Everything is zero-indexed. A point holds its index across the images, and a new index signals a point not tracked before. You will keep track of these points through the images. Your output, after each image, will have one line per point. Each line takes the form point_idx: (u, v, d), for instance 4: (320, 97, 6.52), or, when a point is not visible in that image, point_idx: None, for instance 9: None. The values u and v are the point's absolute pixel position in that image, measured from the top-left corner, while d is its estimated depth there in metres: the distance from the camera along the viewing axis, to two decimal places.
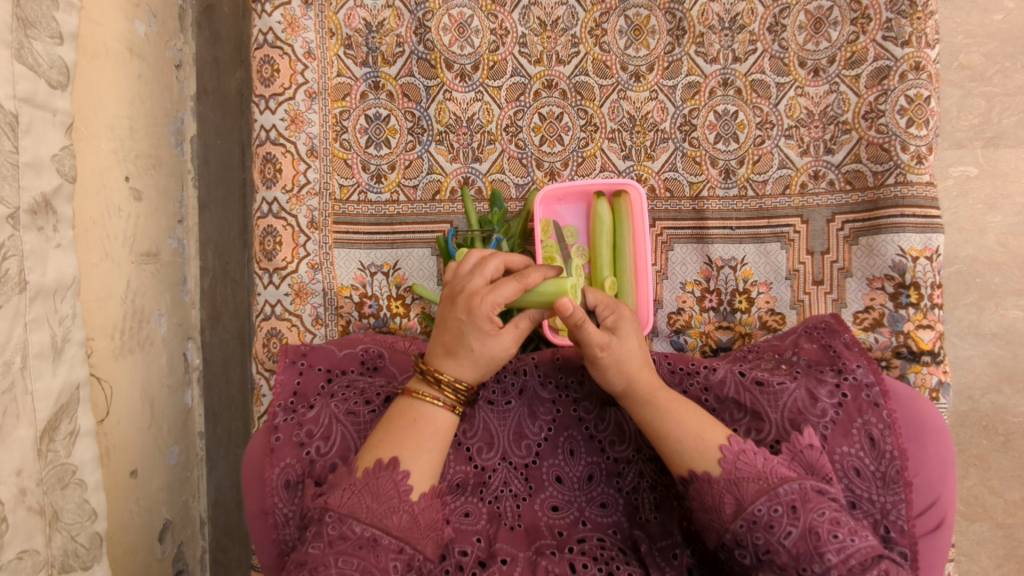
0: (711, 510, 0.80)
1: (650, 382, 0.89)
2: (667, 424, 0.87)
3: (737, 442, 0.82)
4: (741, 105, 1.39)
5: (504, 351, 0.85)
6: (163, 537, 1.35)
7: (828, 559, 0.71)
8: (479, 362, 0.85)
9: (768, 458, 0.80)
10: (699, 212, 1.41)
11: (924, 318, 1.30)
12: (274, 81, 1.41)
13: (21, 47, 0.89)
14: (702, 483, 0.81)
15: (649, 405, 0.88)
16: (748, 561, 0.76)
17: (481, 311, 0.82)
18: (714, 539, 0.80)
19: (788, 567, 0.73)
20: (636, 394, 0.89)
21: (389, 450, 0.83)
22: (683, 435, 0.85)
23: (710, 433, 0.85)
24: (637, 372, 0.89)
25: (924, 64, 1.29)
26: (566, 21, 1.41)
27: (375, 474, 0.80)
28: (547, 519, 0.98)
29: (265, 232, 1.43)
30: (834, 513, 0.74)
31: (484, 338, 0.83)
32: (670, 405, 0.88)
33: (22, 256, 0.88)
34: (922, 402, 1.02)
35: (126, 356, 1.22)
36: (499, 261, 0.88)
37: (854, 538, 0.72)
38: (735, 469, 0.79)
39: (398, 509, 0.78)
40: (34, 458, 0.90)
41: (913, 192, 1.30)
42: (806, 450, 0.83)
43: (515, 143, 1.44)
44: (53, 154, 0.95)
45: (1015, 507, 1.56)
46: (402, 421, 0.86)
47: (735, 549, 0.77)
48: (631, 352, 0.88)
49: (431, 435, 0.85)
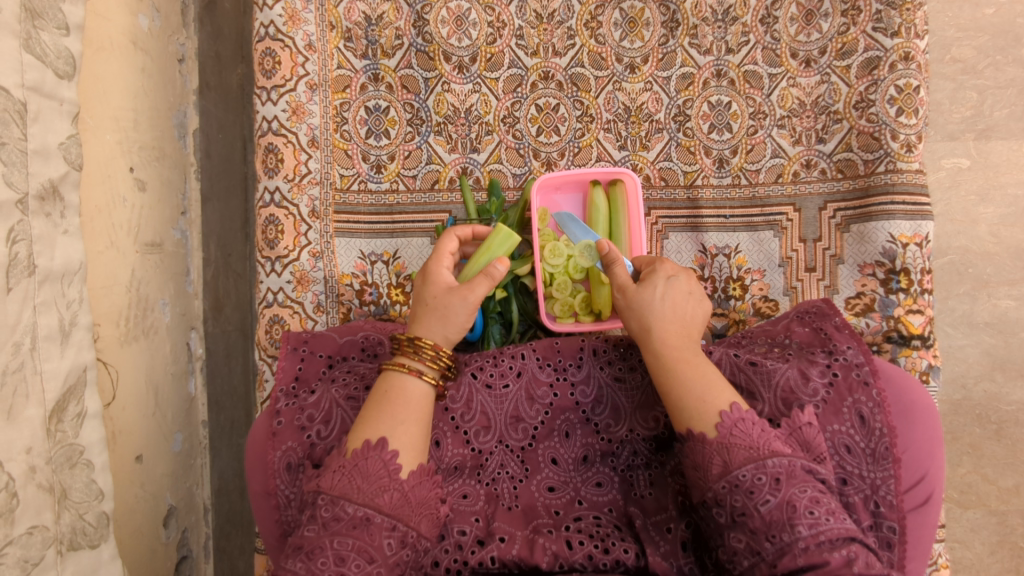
0: (700, 468, 0.82)
1: (667, 333, 0.93)
2: (674, 380, 0.89)
3: (737, 409, 0.83)
4: (735, 96, 1.41)
5: (452, 295, 0.96)
6: (168, 522, 1.38)
7: (799, 531, 0.73)
8: (446, 319, 0.95)
9: (764, 430, 0.81)
10: (694, 201, 1.43)
11: (914, 303, 1.33)
12: (276, 73, 1.43)
13: (28, 37, 0.91)
14: (695, 442, 0.83)
15: (657, 359, 0.92)
16: (723, 520, 0.79)
17: (432, 267, 1.01)
18: (697, 496, 0.83)
19: (759, 532, 0.75)
20: (648, 341, 0.94)
21: (376, 431, 0.85)
22: (686, 393, 0.87)
23: (715, 397, 0.85)
24: (657, 320, 0.94)
25: (913, 54, 1.32)
26: (563, 14, 1.44)
27: (363, 455, 0.82)
28: (544, 499, 1.01)
29: (267, 221, 1.45)
30: (815, 492, 0.75)
31: (433, 288, 0.98)
32: (682, 365, 0.90)
33: (31, 240, 0.91)
34: (910, 381, 1.04)
35: (131, 343, 1.24)
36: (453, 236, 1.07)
37: (830, 517, 0.73)
38: (729, 434, 0.81)
39: (389, 487, 0.81)
40: (44, 437, 0.91)
41: (902, 179, 1.32)
42: (804, 428, 0.86)
43: (513, 134, 1.46)
44: (60, 142, 0.97)
45: (1008, 495, 1.58)
46: (379, 396, 0.90)
47: (713, 507, 0.80)
48: (650, 300, 0.96)
49: (405, 408, 0.89)
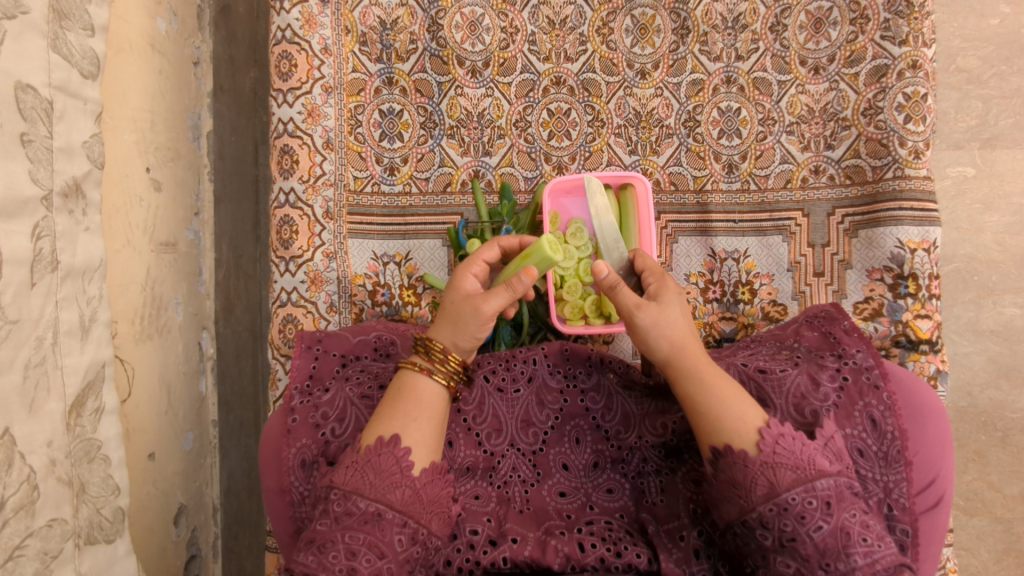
0: (740, 486, 0.82)
1: (695, 354, 0.91)
2: (710, 400, 0.88)
3: (776, 425, 0.84)
4: (744, 102, 1.43)
5: (465, 304, 0.91)
6: (178, 520, 1.38)
7: (855, 560, 0.76)
8: (458, 327, 0.92)
9: (805, 445, 0.83)
10: (703, 205, 1.45)
11: (922, 308, 1.34)
12: (292, 76, 1.45)
13: (56, 38, 0.93)
14: (734, 459, 0.83)
15: (693, 383, 0.90)
16: (768, 543, 0.80)
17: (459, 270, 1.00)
18: (734, 512, 0.83)
19: (811, 558, 0.77)
20: (677, 363, 0.91)
21: (389, 428, 0.86)
22: (723, 412, 0.86)
23: (751, 413, 0.86)
24: (682, 342, 0.92)
25: (921, 63, 1.33)
26: (575, 20, 1.46)
27: (376, 451, 0.83)
28: (555, 504, 1.01)
29: (282, 222, 1.46)
30: (864, 517, 0.79)
31: (453, 292, 0.96)
32: (716, 383, 0.89)
33: (54, 236, 0.92)
34: (920, 385, 1.05)
35: (146, 341, 1.25)
36: (494, 246, 1.05)
37: (881, 544, 0.78)
38: (774, 454, 0.81)
39: (400, 484, 0.82)
40: (64, 431, 0.92)
41: (910, 186, 1.33)
42: (835, 438, 0.87)
43: (525, 138, 1.48)
44: (84, 141, 0.99)
45: (1013, 502, 1.59)
46: (394, 394, 0.91)
47: (757, 528, 0.80)
48: (672, 320, 0.92)
49: (417, 405, 0.88)
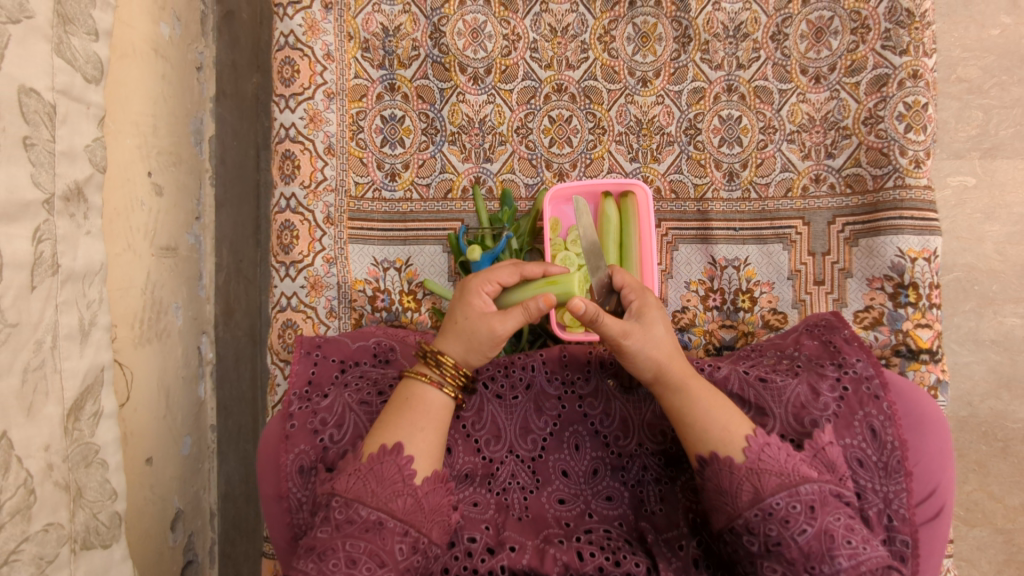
0: (726, 493, 0.82)
1: (681, 370, 0.91)
2: (696, 412, 0.88)
3: (762, 434, 0.85)
4: (745, 110, 1.43)
5: (483, 325, 0.90)
6: (175, 525, 1.38)
7: (839, 562, 0.76)
8: (471, 345, 0.92)
9: (791, 454, 0.83)
10: (704, 213, 1.45)
11: (922, 317, 1.34)
12: (295, 81, 1.45)
13: (60, 42, 0.93)
14: (720, 466, 0.84)
15: (679, 399, 0.90)
16: (754, 548, 0.80)
17: (470, 283, 0.96)
18: (722, 520, 0.83)
19: (796, 561, 0.77)
20: (665, 379, 0.91)
21: (394, 436, 0.86)
22: (710, 422, 0.87)
23: (737, 424, 0.87)
24: (669, 360, 0.91)
25: (921, 72, 1.34)
26: (576, 28, 1.46)
27: (379, 459, 0.83)
28: (554, 511, 1.01)
29: (283, 226, 1.47)
30: (848, 520, 0.78)
31: (465, 309, 0.93)
32: (704, 395, 0.90)
33: (55, 240, 0.92)
34: (920, 395, 1.05)
35: (145, 345, 1.25)
36: (512, 267, 1.00)
37: (866, 546, 0.77)
38: (758, 460, 0.82)
39: (403, 492, 0.82)
40: (61, 435, 0.92)
41: (910, 195, 1.34)
42: (826, 448, 0.87)
43: (526, 145, 1.48)
44: (86, 145, 0.99)
45: (1014, 513, 1.58)
46: (398, 402, 0.91)
47: (744, 535, 0.81)
48: (657, 340, 0.91)
49: (424, 415, 0.89)
